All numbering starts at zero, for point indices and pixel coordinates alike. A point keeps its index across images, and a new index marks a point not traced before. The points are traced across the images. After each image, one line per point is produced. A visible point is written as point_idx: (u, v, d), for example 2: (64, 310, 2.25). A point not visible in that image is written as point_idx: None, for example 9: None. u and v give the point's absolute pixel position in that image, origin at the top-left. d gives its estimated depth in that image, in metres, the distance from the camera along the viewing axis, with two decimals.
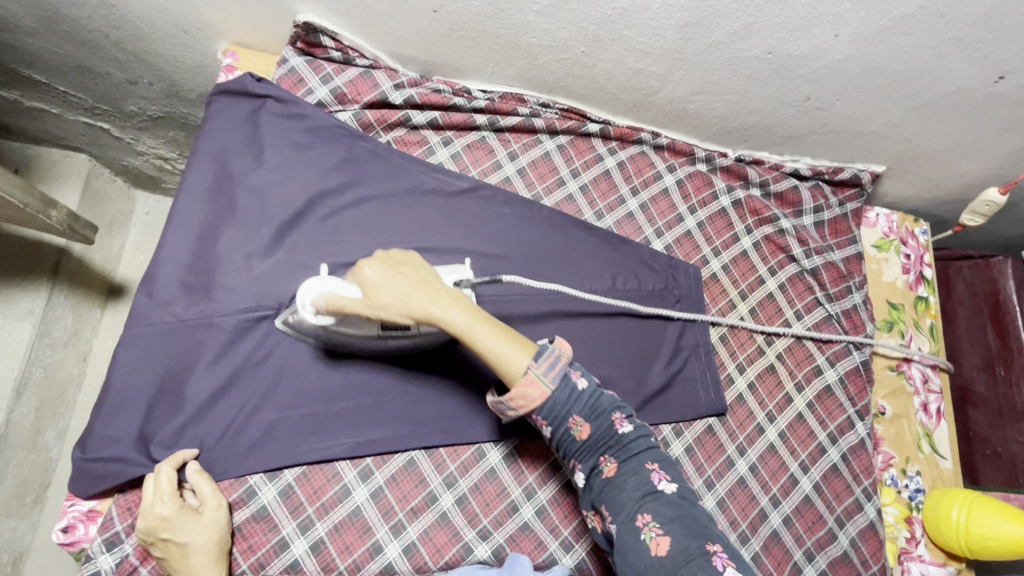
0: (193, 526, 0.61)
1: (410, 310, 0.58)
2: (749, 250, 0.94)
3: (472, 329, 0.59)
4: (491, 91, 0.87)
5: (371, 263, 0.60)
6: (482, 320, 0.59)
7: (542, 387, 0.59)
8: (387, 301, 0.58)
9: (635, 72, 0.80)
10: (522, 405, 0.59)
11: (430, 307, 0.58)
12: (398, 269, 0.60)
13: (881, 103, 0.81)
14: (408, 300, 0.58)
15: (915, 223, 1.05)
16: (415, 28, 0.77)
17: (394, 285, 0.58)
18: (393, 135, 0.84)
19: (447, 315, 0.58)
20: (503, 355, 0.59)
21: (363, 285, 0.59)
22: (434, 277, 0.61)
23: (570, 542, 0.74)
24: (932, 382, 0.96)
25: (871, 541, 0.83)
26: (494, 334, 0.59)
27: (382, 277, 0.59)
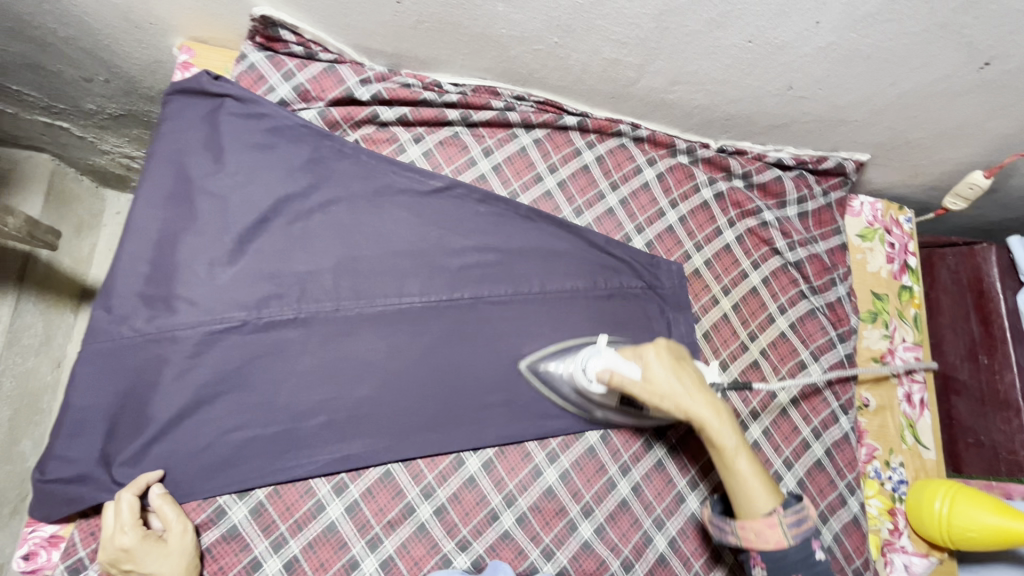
0: (158, 555, 0.60)
1: (680, 402, 0.67)
2: (733, 243, 0.92)
3: (738, 453, 0.67)
4: (463, 85, 0.83)
5: (667, 353, 0.70)
6: (746, 446, 0.67)
7: (781, 538, 0.64)
8: (671, 391, 0.68)
9: (611, 63, 0.77)
10: (752, 539, 0.65)
11: (710, 413, 0.67)
12: (684, 368, 0.70)
13: (864, 91, 0.79)
14: (687, 401, 0.67)
15: (900, 211, 1.04)
16: (379, 20, 0.73)
17: (682, 381, 0.68)
18: (361, 133, 0.81)
19: (722, 427, 0.67)
20: (752, 487, 0.66)
21: (654, 368, 0.69)
22: (708, 388, 0.70)
23: (589, 509, 0.76)
24: (915, 371, 0.96)
25: (855, 535, 0.83)
26: (756, 468, 0.66)
27: (673, 369, 0.69)
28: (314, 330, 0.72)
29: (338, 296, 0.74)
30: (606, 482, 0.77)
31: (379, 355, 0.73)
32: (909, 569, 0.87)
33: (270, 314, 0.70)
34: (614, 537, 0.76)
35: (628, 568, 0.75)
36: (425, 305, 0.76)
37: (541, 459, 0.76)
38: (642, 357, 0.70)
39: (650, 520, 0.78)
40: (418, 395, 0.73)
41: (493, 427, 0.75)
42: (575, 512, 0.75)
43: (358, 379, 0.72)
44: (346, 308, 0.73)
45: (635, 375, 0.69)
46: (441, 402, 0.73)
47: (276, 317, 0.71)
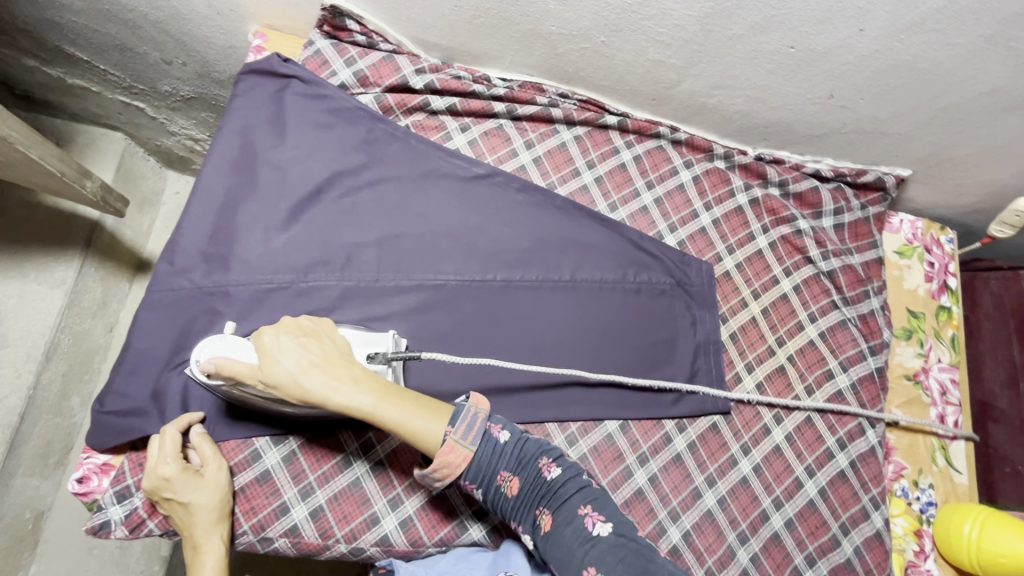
0: (191, 487, 0.63)
1: (297, 384, 0.57)
2: (765, 249, 0.93)
3: (378, 409, 0.58)
4: (510, 80, 0.88)
5: (280, 335, 0.59)
6: (387, 391, 0.59)
7: (463, 451, 0.59)
8: (283, 377, 0.57)
9: (655, 64, 0.80)
10: (446, 472, 0.60)
11: (330, 393, 0.57)
12: (302, 342, 0.59)
13: (906, 103, 0.79)
14: (302, 381, 0.57)
15: (941, 231, 1.03)
16: (439, 14, 0.78)
17: (292, 360, 0.58)
18: (412, 119, 0.85)
19: (353, 394, 0.57)
20: (414, 427, 0.58)
21: (267, 356, 0.58)
22: (339, 353, 0.60)
23: (644, 458, 0.79)
24: (950, 394, 0.94)
25: (877, 550, 0.81)
26: (402, 408, 0.58)
27: (289, 351, 0.58)
28: (356, 297, 0.76)
29: (380, 268, 0.78)
30: (663, 436, 0.80)
31: (413, 326, 0.77)
32: None
33: (317, 279, 0.75)
34: None
35: None
36: (459, 283, 0.80)
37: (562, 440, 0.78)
38: (258, 343, 0.59)
39: (666, 511, 0.77)
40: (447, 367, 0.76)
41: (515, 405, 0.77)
42: None
43: None
44: (386, 280, 0.78)
45: (250, 368, 0.59)
46: (469, 377, 0.77)
47: (322, 282, 0.76)
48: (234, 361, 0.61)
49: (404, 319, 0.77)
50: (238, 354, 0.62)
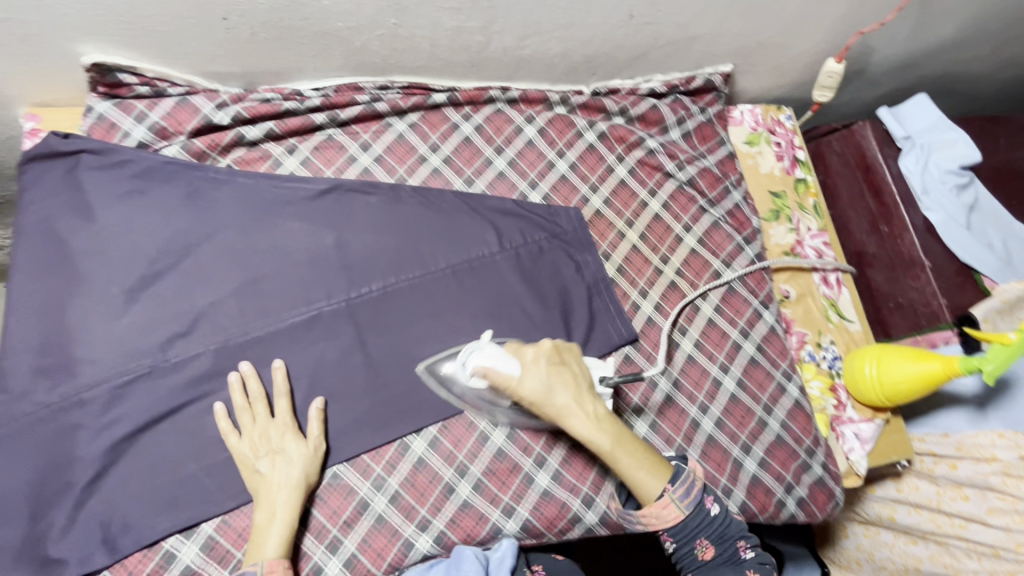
0: (287, 452, 0.68)
1: (557, 402, 0.63)
2: (626, 178, 0.95)
3: (615, 451, 0.63)
4: (323, 88, 0.84)
5: (544, 365, 0.64)
6: (623, 440, 0.64)
7: (677, 511, 0.64)
8: (543, 395, 0.63)
9: (455, 32, 0.79)
10: (653, 520, 0.64)
11: (582, 427, 0.63)
12: (560, 371, 0.64)
13: (700, 4, 0.82)
14: (559, 410, 0.63)
15: (779, 111, 1.09)
16: (214, 41, 0.72)
17: (554, 386, 0.63)
18: (232, 156, 0.80)
19: (596, 437, 0.63)
20: (641, 480, 0.64)
21: (528, 372, 0.63)
22: (588, 385, 0.65)
23: None
24: (826, 255, 1.01)
25: (800, 417, 0.87)
26: (636, 457, 0.64)
27: (546, 379, 0.63)
28: (229, 357, 0.72)
29: (247, 318, 0.74)
30: None
31: (300, 366, 0.74)
32: (859, 436, 0.90)
33: (180, 353, 0.70)
34: (570, 479, 0.77)
35: (591, 503, 0.77)
36: (336, 307, 0.77)
37: (485, 425, 0.77)
38: (520, 355, 0.65)
39: None
40: (351, 393, 0.75)
41: (431, 404, 0.76)
42: (529, 465, 0.76)
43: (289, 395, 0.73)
44: (257, 329, 0.74)
45: (510, 378, 0.64)
46: (378, 396, 0.76)
47: (187, 355, 0.70)
48: (496, 371, 0.65)
49: (290, 361, 0.74)
50: (496, 356, 0.66)
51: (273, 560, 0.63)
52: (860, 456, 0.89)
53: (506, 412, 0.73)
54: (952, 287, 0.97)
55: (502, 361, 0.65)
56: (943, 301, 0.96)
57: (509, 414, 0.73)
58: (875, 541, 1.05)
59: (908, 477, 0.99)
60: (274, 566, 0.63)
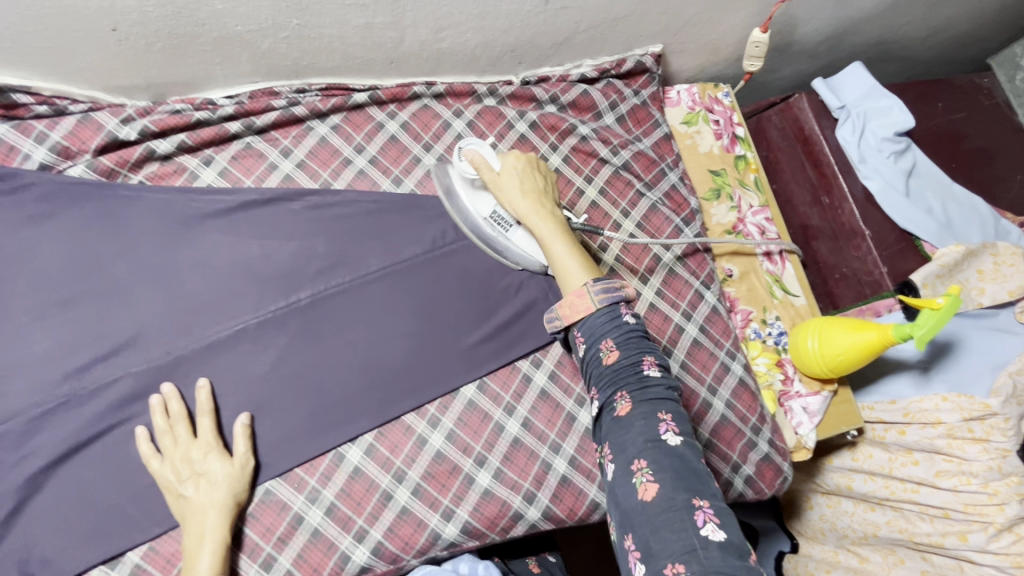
0: (211, 472, 0.66)
1: (519, 192, 0.74)
2: (561, 165, 0.93)
3: (552, 242, 0.71)
4: (237, 95, 0.81)
5: (520, 163, 0.76)
6: (566, 236, 0.72)
7: (588, 303, 0.65)
8: (506, 186, 0.74)
9: (365, 29, 0.76)
10: (568, 312, 0.66)
11: (534, 210, 0.73)
12: (530, 176, 0.75)
13: None
14: (518, 204, 0.73)
15: (716, 89, 1.08)
16: (108, 54, 0.69)
17: (519, 184, 0.74)
18: (144, 172, 0.77)
19: (544, 221, 0.72)
20: (568, 270, 0.69)
21: (506, 165, 0.75)
22: (549, 198, 0.75)
23: (511, 408, 0.80)
24: (768, 232, 1.00)
25: (744, 395, 0.87)
26: (570, 253, 0.70)
27: (520, 176, 0.75)
28: (150, 382, 0.70)
29: (166, 339, 0.71)
30: (522, 378, 0.81)
31: (227, 384, 0.72)
32: (807, 410, 0.90)
33: (97, 380, 0.68)
34: (512, 475, 0.77)
35: (532, 498, 0.77)
36: (261, 321, 0.75)
37: (424, 428, 0.76)
38: (506, 156, 0.77)
39: (546, 448, 0.79)
40: (283, 409, 0.73)
41: (367, 414, 0.75)
42: (469, 465, 0.76)
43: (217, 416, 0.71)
44: (179, 348, 0.71)
45: (490, 166, 0.75)
46: (311, 409, 0.74)
47: (105, 382, 0.68)
48: (481, 152, 0.77)
49: (217, 380, 0.72)
50: (487, 153, 0.77)
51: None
52: (809, 430, 0.90)
53: (478, 227, 0.80)
54: (893, 256, 0.97)
55: (490, 154, 0.77)
56: (884, 270, 0.96)
57: (484, 235, 0.81)
58: (836, 510, 1.05)
59: (862, 445, 0.99)
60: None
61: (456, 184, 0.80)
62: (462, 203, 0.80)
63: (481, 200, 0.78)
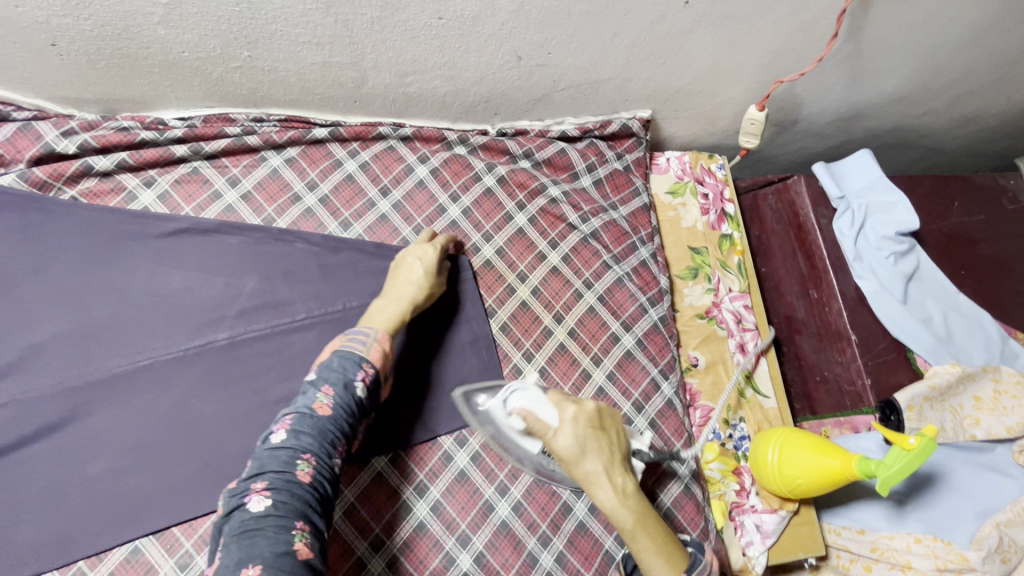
0: (426, 258, 0.75)
1: (587, 473, 0.60)
2: (525, 226, 0.88)
3: (631, 525, 0.59)
4: (190, 118, 0.78)
5: (584, 425, 0.62)
6: (650, 525, 0.59)
7: None
8: (575, 459, 0.60)
9: (323, 67, 0.73)
10: None
11: (608, 489, 0.59)
12: (598, 437, 0.62)
13: (595, 48, 0.76)
14: (587, 472, 0.60)
15: (710, 159, 1.02)
16: (49, 67, 0.67)
17: (588, 449, 0.61)
18: (80, 188, 0.74)
19: (620, 509, 0.59)
20: (654, 568, 0.58)
21: (564, 431, 0.61)
22: (621, 455, 0.62)
23: (423, 487, 0.72)
24: (745, 321, 0.93)
25: (688, 506, 0.78)
26: (658, 542, 0.59)
27: (583, 442, 0.61)
28: (37, 412, 0.66)
29: (61, 367, 0.67)
30: (442, 456, 0.74)
31: (116, 424, 0.67)
32: (759, 528, 0.81)
33: None
34: (407, 565, 0.68)
35: None
36: (169, 360, 0.70)
37: None
38: (561, 408, 0.62)
39: (454, 539, 0.71)
40: (172, 458, 0.68)
41: None
42: (363, 548, 0.67)
43: (101, 457, 0.66)
44: (74, 379, 0.67)
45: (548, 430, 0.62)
46: (204, 462, 0.68)
47: None
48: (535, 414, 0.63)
49: (108, 418, 0.67)
50: (538, 403, 0.64)
51: (382, 334, 0.66)
52: (759, 552, 0.80)
53: (521, 460, 0.71)
54: (880, 367, 0.87)
55: (545, 408, 0.63)
56: (868, 381, 0.87)
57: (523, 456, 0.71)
58: None
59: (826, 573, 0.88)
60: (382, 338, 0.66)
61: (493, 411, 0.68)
62: (505, 436, 0.68)
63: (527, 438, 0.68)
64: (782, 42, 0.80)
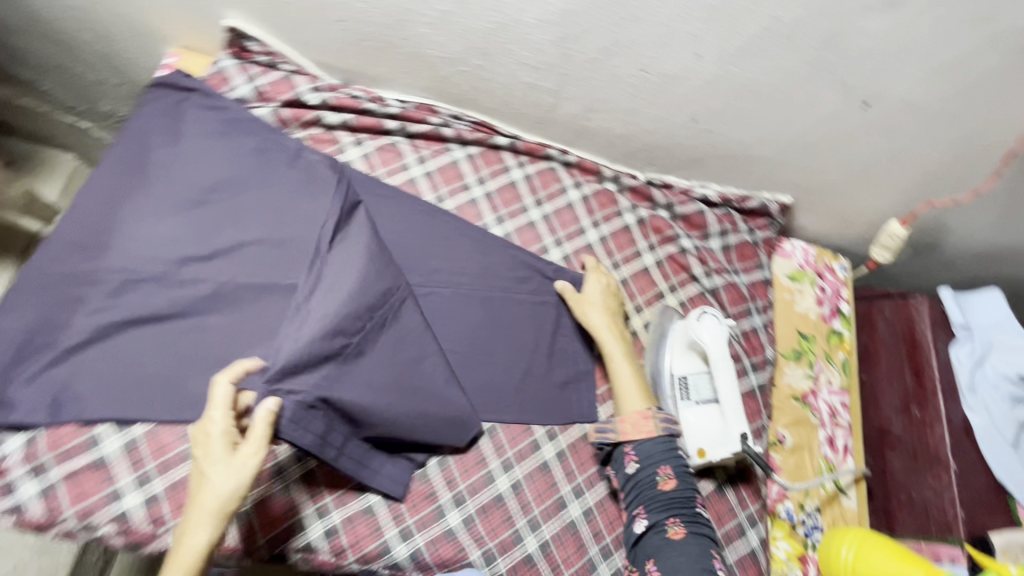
0: (227, 455, 0.56)
1: (597, 306, 0.85)
2: (652, 266, 0.95)
3: (615, 355, 0.81)
4: (406, 102, 0.94)
5: (603, 279, 0.88)
6: (630, 360, 0.82)
7: (650, 429, 0.76)
8: (592, 295, 0.86)
9: (529, 87, 0.86)
10: (627, 431, 0.76)
11: (608, 325, 0.84)
12: (609, 294, 0.87)
13: (764, 128, 0.85)
14: (597, 308, 0.85)
15: (834, 259, 1.05)
16: (329, 36, 0.85)
17: (598, 294, 0.86)
18: (308, 132, 0.90)
19: (612, 343, 0.82)
20: (626, 393, 0.79)
21: (590, 277, 0.88)
22: (619, 316, 0.87)
23: (510, 464, 0.77)
24: (839, 416, 0.93)
25: (750, 569, 0.80)
26: (633, 374, 0.81)
27: (600, 289, 0.87)
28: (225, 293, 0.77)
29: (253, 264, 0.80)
30: (532, 442, 0.79)
31: None
32: None
33: (188, 274, 0.77)
34: (482, 528, 0.72)
35: (490, 559, 0.71)
36: None
37: None
38: (592, 264, 0.89)
39: (525, 520, 0.74)
40: None
41: None
42: (446, 498, 0.72)
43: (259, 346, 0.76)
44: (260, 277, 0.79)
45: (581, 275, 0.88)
46: None
47: (192, 278, 0.77)
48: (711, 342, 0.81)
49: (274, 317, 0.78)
50: (713, 340, 0.81)
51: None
52: None
53: (661, 381, 0.84)
54: (977, 505, 0.87)
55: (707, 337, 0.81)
56: (960, 513, 0.86)
57: (658, 384, 0.84)
58: None
59: None
60: (183, 553, 0.54)
61: (677, 337, 0.85)
62: (671, 352, 0.85)
63: (683, 360, 0.84)
64: (940, 166, 0.86)
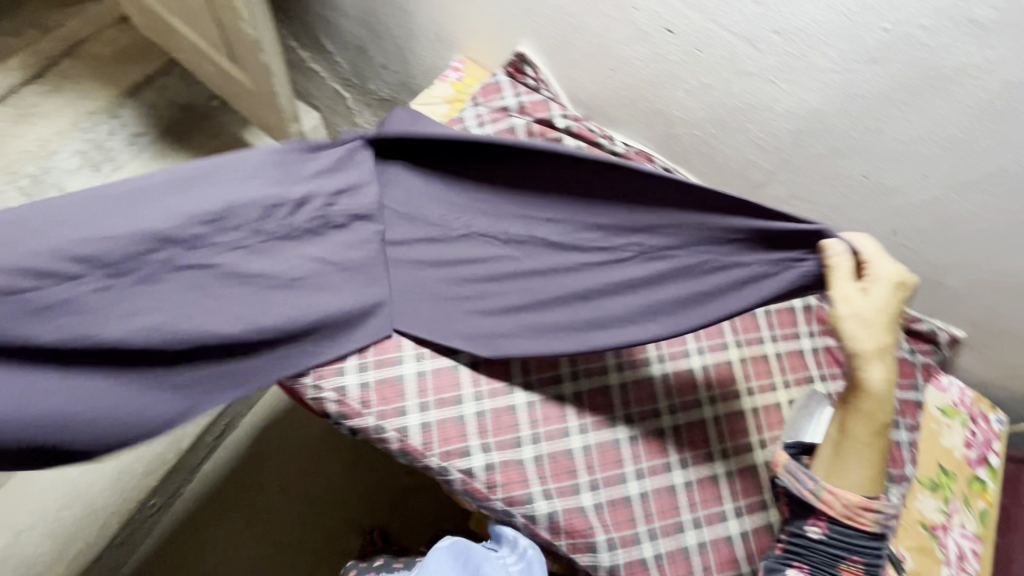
0: None
1: (876, 344, 0.64)
2: (807, 351, 0.97)
3: (864, 419, 0.66)
4: (631, 146, 1.06)
5: (893, 304, 0.64)
6: (879, 432, 0.66)
7: (867, 521, 0.65)
8: (873, 326, 0.64)
9: (748, 163, 0.98)
10: (837, 505, 0.66)
11: (874, 377, 0.65)
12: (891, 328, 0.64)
13: (963, 258, 0.89)
14: (872, 349, 0.64)
15: (990, 408, 1.04)
16: (595, 79, 1.03)
17: (881, 329, 0.64)
18: (544, 147, 1.04)
19: (869, 403, 0.65)
20: (856, 469, 0.66)
21: (876, 294, 0.63)
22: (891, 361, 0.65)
23: (642, 473, 0.84)
24: (967, 562, 0.91)
25: None
26: (873, 451, 0.66)
27: (882, 319, 0.63)
28: None
29: None
30: (665, 463, 0.85)
31: None
32: None
33: None
34: (608, 517, 0.81)
35: (611, 548, 0.80)
36: None
37: (573, 425, 0.85)
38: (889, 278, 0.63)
39: (645, 527, 0.81)
40: None
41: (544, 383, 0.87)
42: (584, 480, 0.82)
43: None
44: None
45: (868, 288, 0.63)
46: None
47: None
48: None
49: None
50: None
51: None
52: None
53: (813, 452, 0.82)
54: None
55: None
56: None
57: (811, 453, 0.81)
58: None
59: None
60: None
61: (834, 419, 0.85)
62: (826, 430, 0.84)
63: None
64: None
